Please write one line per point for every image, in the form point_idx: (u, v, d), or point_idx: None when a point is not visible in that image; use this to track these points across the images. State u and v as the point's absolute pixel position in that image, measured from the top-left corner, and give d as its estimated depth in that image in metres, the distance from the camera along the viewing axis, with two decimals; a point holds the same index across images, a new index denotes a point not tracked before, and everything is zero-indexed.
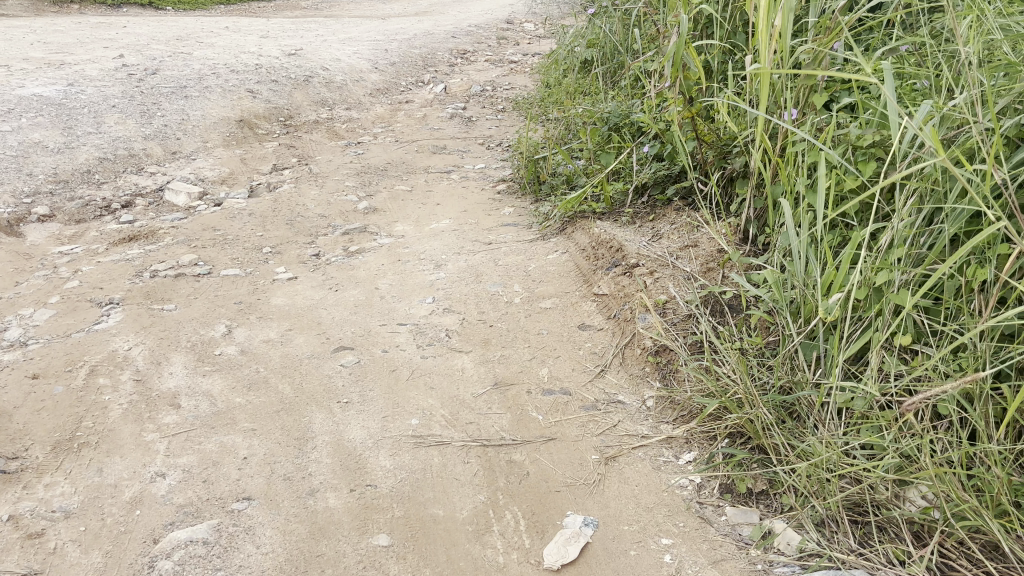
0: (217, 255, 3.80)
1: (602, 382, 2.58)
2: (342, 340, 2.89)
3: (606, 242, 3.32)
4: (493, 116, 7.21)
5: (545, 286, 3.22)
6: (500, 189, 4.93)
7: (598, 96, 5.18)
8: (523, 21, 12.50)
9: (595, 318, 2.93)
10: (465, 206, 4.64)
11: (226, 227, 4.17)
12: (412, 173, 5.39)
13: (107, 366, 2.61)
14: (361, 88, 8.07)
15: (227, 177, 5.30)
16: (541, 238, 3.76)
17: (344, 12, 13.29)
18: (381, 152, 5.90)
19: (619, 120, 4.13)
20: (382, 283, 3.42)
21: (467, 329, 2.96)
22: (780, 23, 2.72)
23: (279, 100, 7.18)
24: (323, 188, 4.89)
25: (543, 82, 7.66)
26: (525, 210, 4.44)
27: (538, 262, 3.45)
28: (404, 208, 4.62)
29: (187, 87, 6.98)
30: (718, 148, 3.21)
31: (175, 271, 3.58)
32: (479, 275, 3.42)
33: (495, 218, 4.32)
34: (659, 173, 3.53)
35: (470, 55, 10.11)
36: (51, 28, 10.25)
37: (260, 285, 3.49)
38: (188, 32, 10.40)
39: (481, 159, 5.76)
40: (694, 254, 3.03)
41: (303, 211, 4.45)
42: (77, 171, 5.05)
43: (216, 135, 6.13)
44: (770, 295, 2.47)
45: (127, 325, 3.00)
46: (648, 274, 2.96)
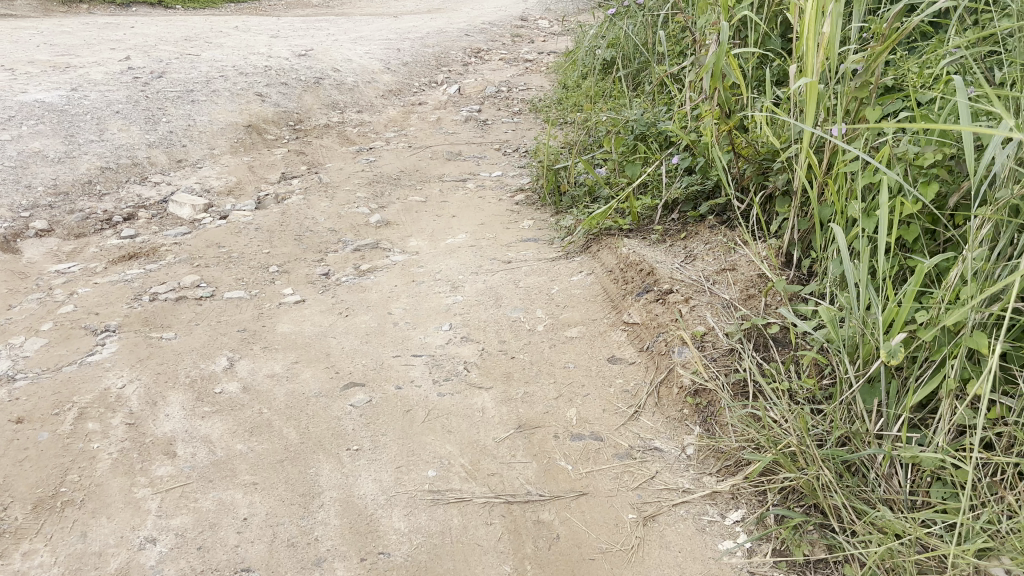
0: (221, 275, 3.60)
1: (636, 426, 2.36)
2: (353, 374, 2.67)
3: (635, 263, 3.08)
4: (509, 119, 6.98)
5: (569, 312, 2.99)
6: (518, 199, 4.71)
7: (620, 100, 4.95)
8: (538, 18, 12.26)
9: (626, 350, 2.70)
10: (481, 218, 4.42)
11: (231, 243, 3.97)
12: (426, 181, 5.18)
13: (98, 408, 2.42)
14: (373, 90, 7.86)
15: (235, 187, 5.10)
16: (563, 257, 3.53)
17: (356, 10, 13.10)
18: (394, 158, 5.69)
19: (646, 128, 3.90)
20: (396, 307, 3.21)
21: (487, 361, 2.74)
22: (829, 30, 2.50)
23: (289, 104, 6.98)
24: (333, 199, 4.69)
25: (560, 83, 7.42)
26: (545, 224, 4.22)
27: (561, 284, 3.23)
28: (418, 220, 4.41)
29: (194, 91, 6.79)
30: (757, 163, 2.98)
31: (176, 294, 3.38)
32: (499, 298, 3.20)
33: (514, 233, 4.10)
34: (691, 188, 3.31)
35: (484, 54, 9.88)
36: (58, 28, 10.11)
37: (265, 309, 3.28)
38: (197, 32, 10.21)
39: (498, 166, 5.54)
40: (732, 279, 2.80)
41: (313, 225, 4.25)
42: (78, 182, 4.87)
43: (223, 142, 5.94)
44: (822, 332, 2.24)
45: (122, 357, 2.80)
46: (683, 302, 2.73)
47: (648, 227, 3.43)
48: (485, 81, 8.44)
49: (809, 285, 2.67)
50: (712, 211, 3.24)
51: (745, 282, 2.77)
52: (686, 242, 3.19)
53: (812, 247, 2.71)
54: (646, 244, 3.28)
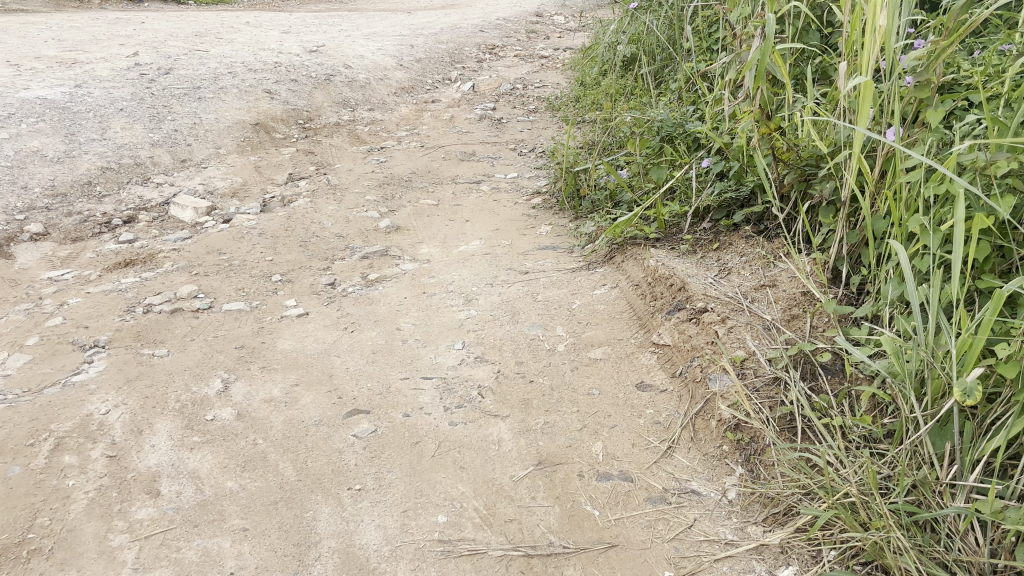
0: (220, 284, 3.39)
1: (670, 465, 2.12)
2: (357, 399, 2.45)
3: (664, 276, 2.85)
4: (525, 118, 6.75)
5: (592, 330, 2.75)
6: (535, 203, 4.48)
7: (644, 99, 4.71)
8: (554, 14, 12.01)
9: (657, 376, 2.46)
10: (497, 224, 4.18)
11: (232, 250, 3.76)
12: (439, 183, 4.95)
13: (77, 437, 2.20)
14: (385, 87, 7.64)
15: (239, 189, 4.89)
16: (585, 268, 3.28)
17: (368, 6, 12.89)
18: (406, 159, 5.47)
19: (673, 129, 3.66)
20: (405, 322, 2.98)
21: (503, 386, 2.50)
22: (885, 24, 2.26)
23: (298, 101, 6.77)
24: (342, 203, 4.46)
25: (578, 81, 7.17)
26: (564, 229, 3.98)
27: (584, 298, 2.99)
28: (430, 225, 4.18)
29: (201, 87, 6.59)
30: (798, 169, 2.73)
31: (171, 305, 3.17)
32: (516, 313, 2.97)
33: (531, 240, 3.87)
34: (725, 199, 3.04)
35: (499, 51, 9.63)
36: (67, 24, 9.94)
37: (265, 323, 3.06)
38: (207, 27, 10.02)
39: (514, 167, 5.30)
40: (772, 299, 2.56)
41: (319, 230, 4.02)
42: (77, 183, 4.67)
43: (229, 141, 5.73)
44: (883, 363, 2.01)
45: (108, 377, 2.59)
46: (718, 322, 2.49)
47: (678, 237, 3.18)
48: (500, 78, 8.20)
49: (859, 306, 2.42)
50: (747, 220, 3.01)
51: (787, 303, 2.52)
52: (718, 255, 2.95)
53: (862, 263, 2.47)
54: (675, 256, 3.03)
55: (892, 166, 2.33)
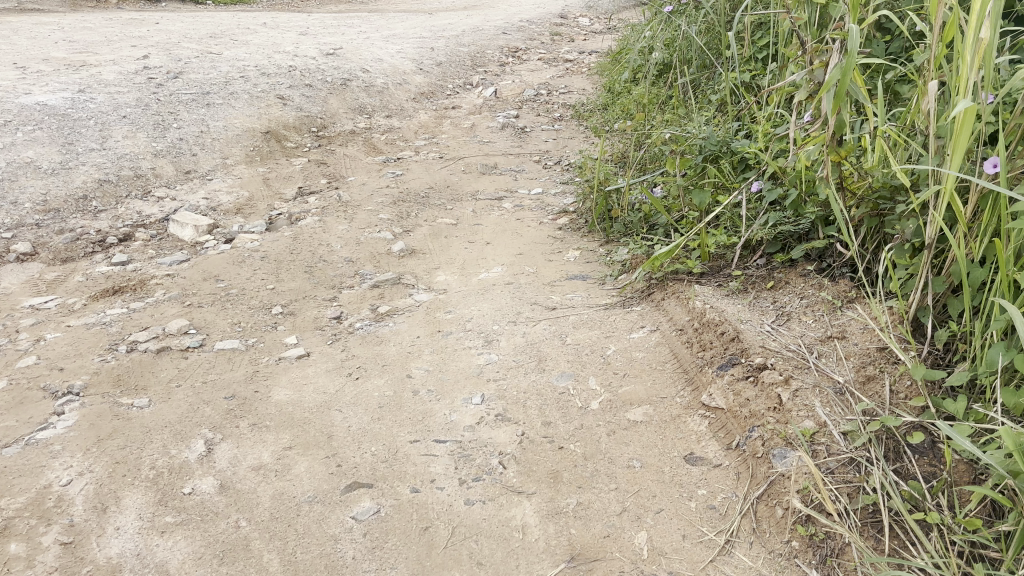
0: (215, 317, 3.07)
1: (730, 565, 1.77)
2: (359, 468, 2.12)
3: (713, 322, 2.48)
4: (549, 126, 6.40)
5: (630, 384, 2.39)
6: (561, 224, 4.13)
7: (681, 111, 4.34)
8: (579, 16, 11.63)
9: (709, 447, 2.11)
10: (520, 248, 3.84)
11: (231, 276, 3.45)
12: (457, 200, 4.62)
13: (29, 519, 1.92)
14: (404, 92, 7.32)
15: (245, 204, 4.58)
16: (620, 303, 2.92)
17: (389, 7, 12.57)
18: (423, 172, 5.14)
19: (717, 148, 3.30)
20: (416, 366, 2.64)
21: (528, 452, 2.16)
22: (990, 38, 1.88)
23: (312, 108, 6.47)
24: (353, 221, 4.14)
25: (606, 87, 6.81)
26: (594, 256, 3.64)
27: (619, 342, 2.64)
28: (447, 249, 3.85)
29: (210, 93, 6.31)
30: (868, 201, 2.37)
31: (158, 343, 2.86)
32: (542, 359, 2.62)
33: (556, 268, 3.53)
34: (778, 233, 2.68)
35: (522, 54, 9.29)
36: (80, 24, 9.72)
37: (261, 365, 2.73)
38: (223, 29, 9.76)
39: (538, 182, 4.96)
40: (842, 355, 2.20)
41: (327, 253, 3.70)
42: (72, 197, 4.39)
43: (237, 150, 5.43)
44: (998, 454, 1.64)
45: (77, 436, 2.28)
46: (781, 384, 2.13)
47: (726, 273, 2.81)
48: (523, 83, 7.86)
49: (948, 368, 2.06)
50: (805, 256, 2.64)
51: (860, 361, 2.16)
52: (773, 297, 2.59)
53: (953, 317, 2.11)
54: (723, 296, 2.67)
55: (994, 207, 1.96)
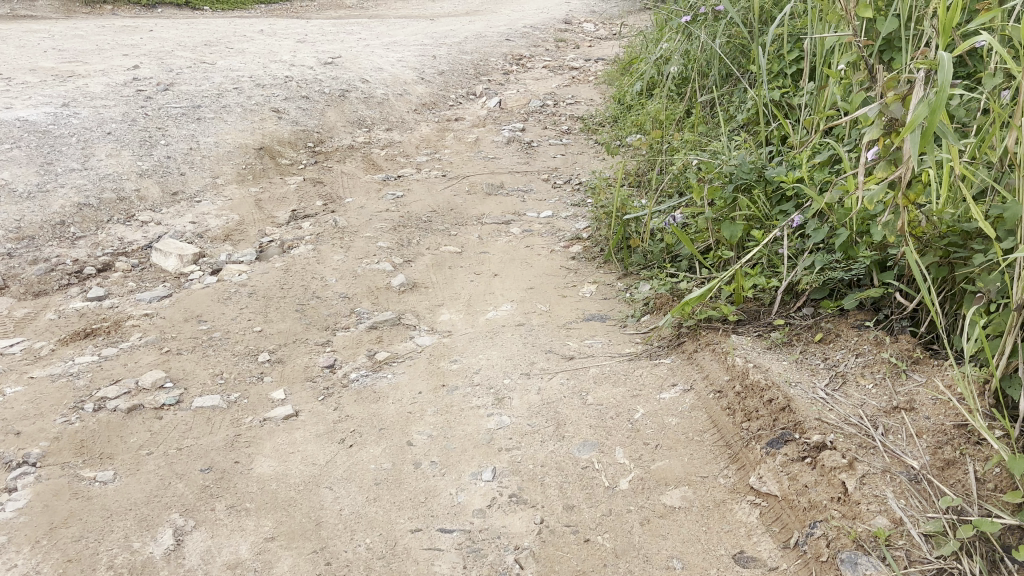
0: (194, 367, 2.77)
1: None
2: (351, 568, 1.82)
3: (757, 385, 2.18)
4: (557, 140, 6.11)
5: (664, 459, 2.08)
6: (574, 252, 3.84)
7: (703, 132, 4.05)
8: (583, 21, 11.33)
9: (761, 543, 1.80)
10: (531, 281, 3.54)
11: (214, 316, 3.14)
12: (461, 225, 4.32)
13: None
14: (404, 103, 7.03)
15: (234, 229, 4.28)
16: (645, 353, 2.61)
17: (389, 12, 12.27)
18: (426, 192, 4.85)
19: (750, 176, 3.00)
20: (418, 431, 2.33)
21: (548, 547, 1.85)
22: None
23: (309, 121, 6.17)
24: (349, 250, 3.84)
25: (615, 99, 6.52)
26: (611, 291, 3.35)
27: (648, 403, 2.33)
28: (451, 282, 3.55)
29: (201, 106, 6.02)
30: (937, 247, 2.08)
31: (130, 399, 2.55)
32: (561, 423, 2.30)
33: (571, 306, 3.23)
34: (827, 278, 2.38)
35: (526, 62, 9.00)
36: (71, 32, 9.43)
37: (243, 429, 2.43)
38: (218, 36, 9.47)
39: (547, 203, 4.67)
40: (912, 431, 1.89)
41: (320, 288, 3.40)
42: (48, 223, 4.11)
43: (229, 169, 5.14)
44: None
45: (27, 522, 1.99)
46: (844, 468, 1.82)
47: (768, 323, 2.50)
48: (529, 93, 7.57)
49: None
50: (858, 306, 2.34)
51: (935, 440, 1.85)
52: (823, 354, 2.29)
53: None
54: (766, 352, 2.37)
55: None
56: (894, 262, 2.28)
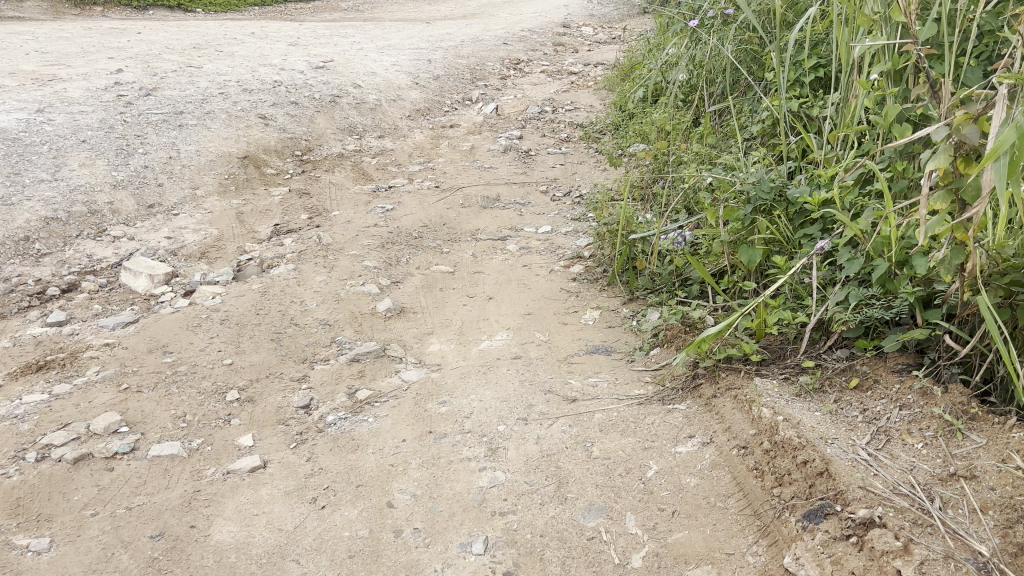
0: (154, 407, 2.49)
1: None
2: None
3: (789, 443, 1.91)
4: (556, 149, 5.85)
5: (681, 531, 1.81)
6: (576, 273, 3.56)
7: (715, 145, 3.79)
8: (581, 24, 11.07)
9: None
10: (529, 306, 3.26)
11: (181, 346, 2.86)
12: (454, 241, 4.05)
13: None
14: (398, 109, 6.76)
15: (212, 245, 4.00)
16: (656, 396, 2.33)
17: (385, 15, 12.00)
18: (417, 206, 4.57)
19: (771, 195, 2.73)
20: (400, 489, 2.06)
21: None
22: None
23: (297, 128, 5.89)
24: (333, 270, 3.56)
25: (616, 105, 6.25)
26: (616, 319, 3.08)
27: (661, 458, 2.05)
28: (442, 306, 3.28)
29: (184, 111, 5.74)
30: (997, 286, 1.81)
31: (78, 446, 2.27)
32: (563, 481, 2.02)
33: (572, 335, 2.95)
34: (863, 316, 2.12)
35: (524, 66, 8.74)
36: (56, 33, 9.14)
37: (204, 483, 2.15)
38: (208, 39, 9.19)
39: (546, 218, 4.40)
40: (975, 505, 1.62)
41: (299, 313, 3.12)
42: (11, 239, 3.84)
43: (210, 179, 4.86)
44: None
45: None
46: (898, 553, 1.55)
47: (796, 365, 2.23)
48: (526, 98, 7.30)
49: None
50: (900, 348, 2.08)
51: (1004, 519, 1.58)
52: (861, 404, 2.02)
53: None
54: (795, 400, 2.10)
55: None
56: (941, 300, 2.02)
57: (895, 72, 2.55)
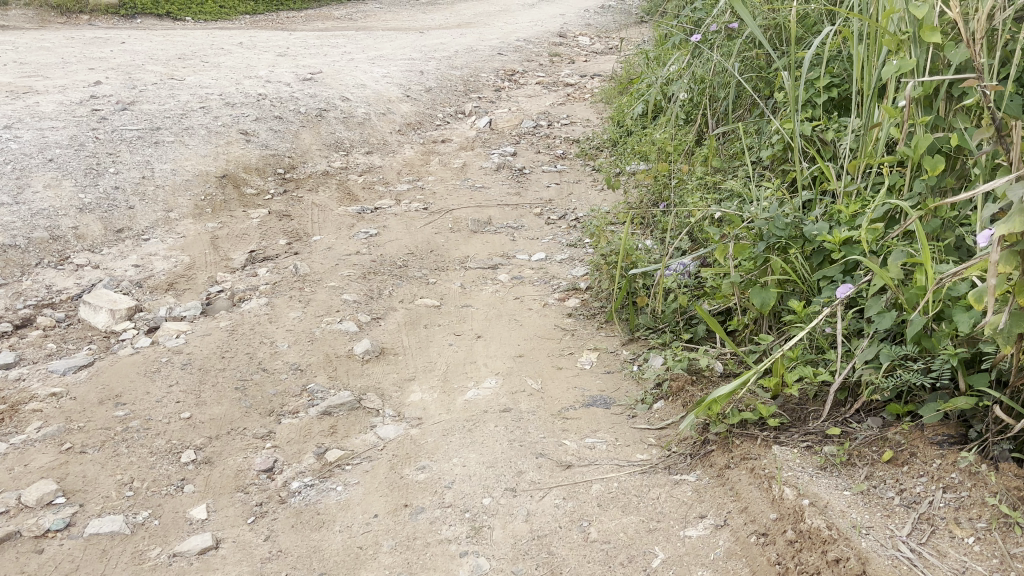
0: (98, 472, 2.22)
1: None
2: None
3: (818, 535, 1.68)
4: (551, 167, 5.60)
5: None
6: (571, 307, 3.30)
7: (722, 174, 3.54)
8: (578, 34, 10.83)
9: None
10: (520, 346, 3.00)
11: (135, 396, 2.59)
12: (442, 270, 3.78)
13: None
14: (387, 123, 6.50)
15: (181, 275, 3.74)
16: (661, 463, 2.07)
17: (377, 24, 11.75)
18: (403, 230, 4.31)
19: (787, 232, 2.48)
20: None
21: None
22: None
23: (280, 144, 5.63)
24: (309, 304, 3.30)
25: (614, 120, 6.00)
26: (615, 362, 2.82)
27: (669, 543, 1.79)
28: (426, 347, 3.01)
29: (161, 127, 5.47)
30: None
31: (6, 523, 2.01)
32: (555, 571, 1.77)
33: (566, 381, 2.69)
34: (898, 378, 1.86)
35: (519, 77, 8.49)
36: (37, 43, 8.87)
37: (145, 568, 1.89)
38: (193, 49, 8.93)
39: (540, 243, 4.14)
40: None
41: (268, 356, 2.86)
42: None
43: (185, 200, 4.60)
44: None
45: None
46: None
47: (820, 432, 1.98)
48: (521, 112, 7.04)
49: None
50: (940, 418, 1.83)
51: None
52: (897, 483, 1.77)
53: None
54: (821, 476, 1.85)
55: None
56: (989, 364, 1.77)
57: (925, 99, 2.32)
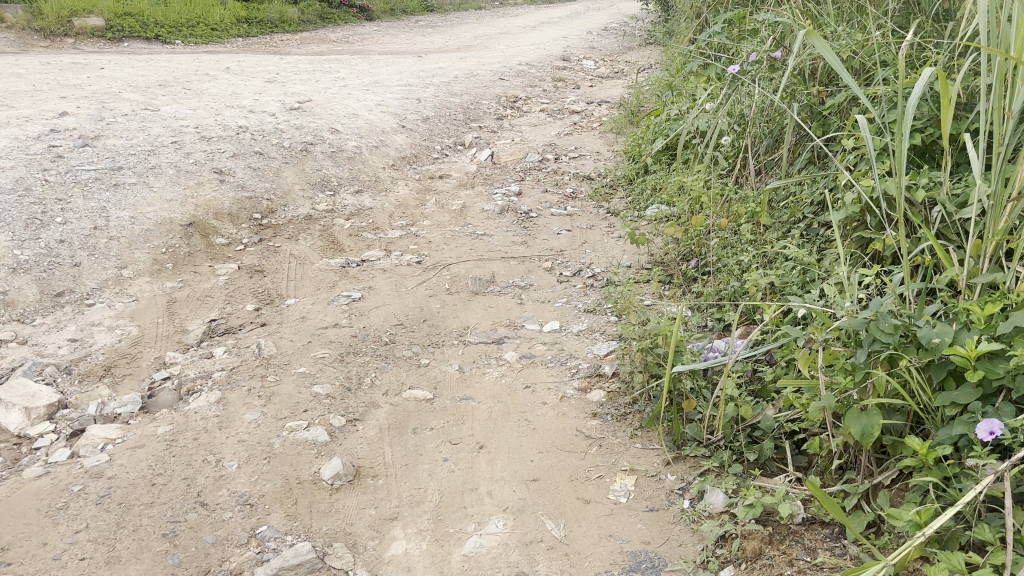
0: None
1: None
2: None
3: None
4: (560, 209, 4.99)
5: None
6: (596, 402, 2.66)
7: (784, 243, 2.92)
8: (582, 58, 10.27)
9: None
10: (533, 464, 2.33)
11: (25, 551, 1.96)
12: (436, 347, 3.15)
13: None
14: (378, 156, 5.90)
15: (123, 354, 3.11)
16: None
17: (374, 47, 11.19)
18: (392, 292, 3.69)
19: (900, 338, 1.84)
20: None
21: None
22: None
23: (258, 184, 5.02)
24: (270, 401, 2.66)
25: (629, 154, 5.39)
26: (658, 490, 2.17)
27: None
28: (415, 462, 2.37)
29: (123, 166, 4.87)
30: None
31: None
32: None
33: (597, 525, 2.05)
34: None
35: (522, 104, 7.90)
36: (11, 69, 8.29)
37: None
38: (177, 75, 8.36)
39: (553, 308, 3.51)
40: None
41: (210, 484, 2.22)
42: None
43: (142, 254, 3.98)
44: None
45: None
46: None
47: None
48: (525, 143, 6.45)
49: None
50: None
51: None
52: None
53: None
54: None
55: None
56: None
57: None
